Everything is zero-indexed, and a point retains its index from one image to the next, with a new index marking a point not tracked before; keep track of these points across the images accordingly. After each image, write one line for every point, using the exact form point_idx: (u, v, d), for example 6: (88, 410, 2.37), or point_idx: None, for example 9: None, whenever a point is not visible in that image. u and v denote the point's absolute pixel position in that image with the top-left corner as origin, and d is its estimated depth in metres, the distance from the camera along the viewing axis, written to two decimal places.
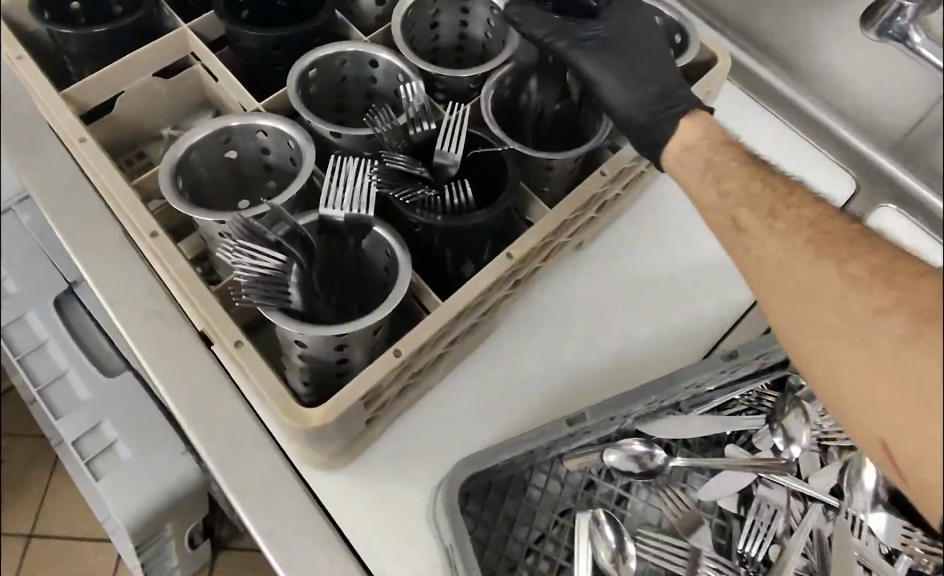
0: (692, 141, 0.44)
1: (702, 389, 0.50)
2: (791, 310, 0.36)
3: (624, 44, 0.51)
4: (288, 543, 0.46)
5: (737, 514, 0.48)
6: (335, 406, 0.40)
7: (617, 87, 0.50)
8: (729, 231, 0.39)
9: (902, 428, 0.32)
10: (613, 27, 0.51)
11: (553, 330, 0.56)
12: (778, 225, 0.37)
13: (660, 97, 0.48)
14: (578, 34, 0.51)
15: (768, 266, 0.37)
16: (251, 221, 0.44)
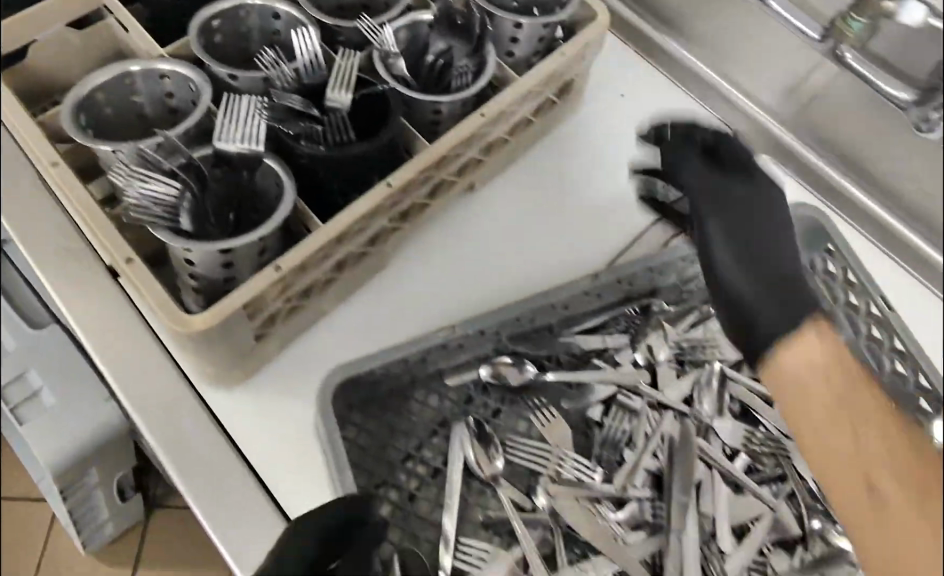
0: (817, 355, 0.41)
1: (571, 311, 0.55)
2: (870, 507, 0.39)
3: (749, 212, 0.52)
4: (186, 453, 0.50)
5: (598, 421, 0.53)
6: (216, 312, 0.42)
7: (739, 296, 0.48)
8: (857, 489, 0.39)
9: None
10: (750, 197, 0.52)
11: (439, 264, 0.62)
12: (916, 503, 0.38)
13: (784, 276, 0.48)
14: (713, 189, 0.52)
15: (871, 471, 0.39)
16: (143, 149, 0.47)
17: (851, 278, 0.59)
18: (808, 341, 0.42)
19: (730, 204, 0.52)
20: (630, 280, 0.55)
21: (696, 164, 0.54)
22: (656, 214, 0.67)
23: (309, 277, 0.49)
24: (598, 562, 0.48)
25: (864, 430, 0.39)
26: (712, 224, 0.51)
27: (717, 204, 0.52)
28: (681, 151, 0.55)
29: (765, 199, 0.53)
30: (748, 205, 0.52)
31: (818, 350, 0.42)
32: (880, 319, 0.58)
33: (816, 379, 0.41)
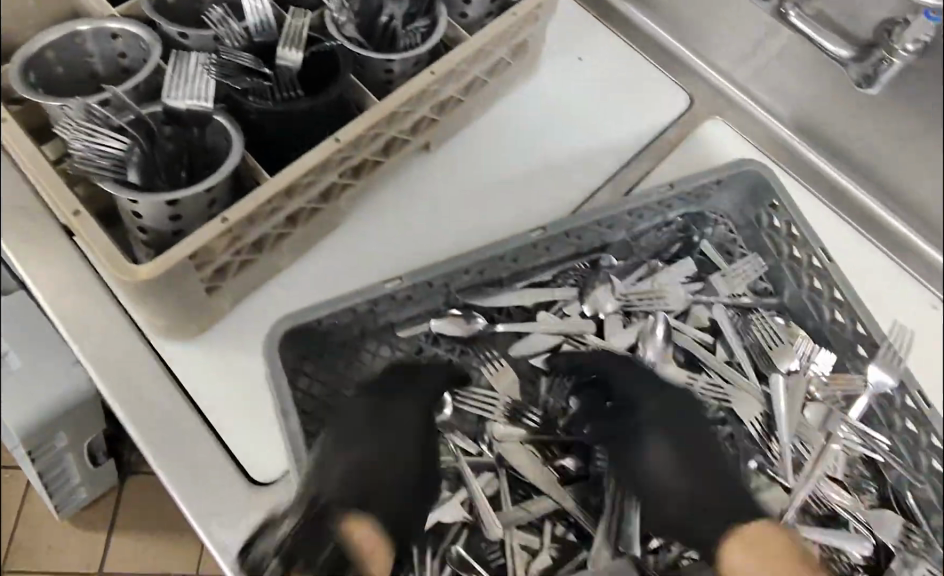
0: (761, 542, 0.52)
1: (521, 266, 0.56)
2: (748, 550, 0.52)
3: (650, 431, 0.57)
4: (142, 407, 0.50)
5: (546, 370, 0.57)
6: (161, 263, 0.43)
7: (677, 494, 0.55)
8: (740, 542, 0.53)
9: None
10: (646, 418, 0.57)
11: (394, 223, 0.63)
12: (771, 549, 0.52)
13: (715, 485, 0.55)
14: (608, 393, 0.56)
15: (750, 566, 0.52)
16: (91, 104, 0.47)
17: (793, 232, 0.59)
18: (759, 534, 0.53)
19: (618, 433, 0.56)
20: (578, 234, 0.56)
21: (566, 380, 0.56)
22: (609, 173, 0.68)
23: (257, 231, 0.50)
24: (541, 500, 0.52)
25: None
26: (651, 445, 0.56)
27: (649, 399, 0.57)
28: (576, 376, 0.56)
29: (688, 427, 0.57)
30: (672, 393, 0.57)
31: (762, 544, 0.52)
32: (820, 269, 0.57)
33: (752, 566, 0.51)
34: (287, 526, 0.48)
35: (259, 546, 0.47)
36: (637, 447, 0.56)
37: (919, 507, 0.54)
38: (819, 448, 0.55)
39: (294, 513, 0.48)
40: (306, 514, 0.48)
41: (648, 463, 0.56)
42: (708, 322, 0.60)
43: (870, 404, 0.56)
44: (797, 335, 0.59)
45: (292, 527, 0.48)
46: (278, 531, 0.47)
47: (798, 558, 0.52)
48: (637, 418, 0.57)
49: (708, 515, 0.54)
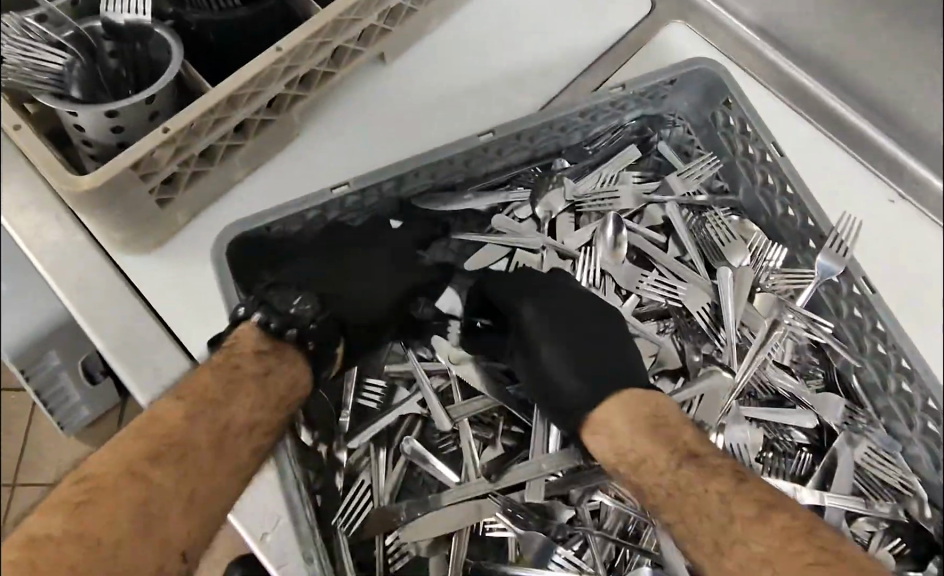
0: (616, 420, 0.51)
1: (473, 172, 0.57)
2: (628, 439, 0.50)
3: (567, 324, 0.55)
4: (103, 314, 0.51)
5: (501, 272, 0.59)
6: (102, 174, 0.45)
7: (569, 390, 0.53)
8: (604, 437, 0.51)
9: (697, 520, 0.47)
10: (561, 310, 0.55)
11: (348, 132, 0.61)
12: (651, 430, 0.50)
13: (614, 377, 0.53)
14: (527, 286, 0.56)
15: (632, 454, 0.50)
16: (27, 20, 0.47)
17: (747, 128, 0.57)
18: (631, 405, 0.51)
19: (533, 326, 0.55)
20: (531, 136, 0.56)
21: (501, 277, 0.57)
22: (568, 80, 0.65)
23: (204, 141, 0.50)
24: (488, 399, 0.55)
25: (625, 454, 0.50)
26: (539, 343, 0.55)
27: (543, 301, 0.55)
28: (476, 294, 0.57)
29: (590, 320, 0.55)
30: (565, 296, 0.56)
31: (610, 430, 0.51)
32: (773, 165, 0.56)
33: (623, 431, 0.50)
34: (293, 312, 0.51)
35: (276, 294, 0.51)
36: (528, 348, 0.55)
37: (863, 390, 0.56)
38: (763, 334, 0.57)
39: (308, 305, 0.52)
40: (313, 312, 0.52)
41: (536, 363, 0.54)
42: (661, 222, 0.61)
43: (817, 291, 0.57)
44: (751, 230, 0.60)
45: (299, 309, 0.51)
46: (290, 304, 0.51)
47: (658, 431, 0.50)
48: (525, 318, 0.55)
49: (586, 407, 0.52)
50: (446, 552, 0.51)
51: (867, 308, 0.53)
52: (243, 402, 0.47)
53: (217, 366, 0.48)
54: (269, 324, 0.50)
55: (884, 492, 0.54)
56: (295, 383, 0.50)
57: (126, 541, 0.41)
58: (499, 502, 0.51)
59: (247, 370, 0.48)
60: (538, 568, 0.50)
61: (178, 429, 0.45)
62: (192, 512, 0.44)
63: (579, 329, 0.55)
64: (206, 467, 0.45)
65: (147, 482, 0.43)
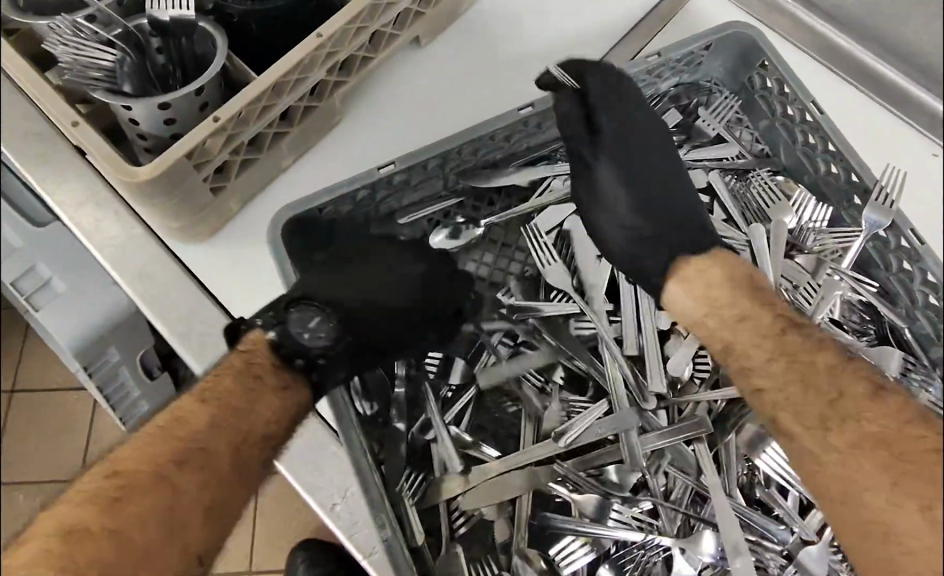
0: (712, 279, 0.52)
1: (517, 147, 0.57)
2: (723, 304, 0.51)
3: (634, 158, 0.57)
4: (166, 301, 0.54)
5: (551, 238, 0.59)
6: (160, 163, 0.46)
7: (634, 234, 0.56)
8: (699, 311, 0.52)
9: (805, 393, 0.47)
10: (634, 143, 0.57)
11: (387, 117, 0.62)
12: (750, 299, 0.50)
13: (682, 221, 0.55)
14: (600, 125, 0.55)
15: (730, 322, 0.50)
16: (79, 21, 0.49)
17: (784, 89, 0.57)
18: (722, 265, 0.52)
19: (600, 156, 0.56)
20: None
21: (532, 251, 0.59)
22: (601, 55, 0.65)
23: (251, 129, 0.52)
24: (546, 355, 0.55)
25: (722, 309, 0.51)
26: (614, 195, 0.56)
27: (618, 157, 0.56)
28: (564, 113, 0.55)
29: (654, 158, 0.57)
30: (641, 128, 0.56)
31: (699, 274, 0.52)
32: (814, 124, 0.56)
33: (718, 284, 0.51)
34: (307, 339, 0.51)
35: (295, 313, 0.50)
36: (594, 200, 0.57)
37: (916, 341, 0.55)
38: (821, 291, 0.57)
39: (323, 332, 0.51)
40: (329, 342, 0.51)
41: (611, 213, 0.56)
42: (704, 185, 0.62)
43: (864, 247, 0.57)
44: (792, 188, 0.60)
45: (315, 334, 0.51)
46: (306, 326, 0.51)
47: (740, 282, 0.52)
48: (604, 172, 0.56)
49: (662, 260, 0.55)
50: (510, 513, 0.51)
51: (917, 260, 0.53)
52: (263, 412, 0.48)
53: (238, 373, 0.48)
54: (279, 345, 0.50)
55: None
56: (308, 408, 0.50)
57: (158, 542, 0.43)
58: (564, 470, 0.51)
59: (266, 381, 0.49)
60: (598, 523, 0.50)
61: (200, 433, 0.45)
62: (208, 521, 0.45)
63: (655, 180, 0.57)
64: (227, 475, 0.46)
65: (175, 489, 0.44)
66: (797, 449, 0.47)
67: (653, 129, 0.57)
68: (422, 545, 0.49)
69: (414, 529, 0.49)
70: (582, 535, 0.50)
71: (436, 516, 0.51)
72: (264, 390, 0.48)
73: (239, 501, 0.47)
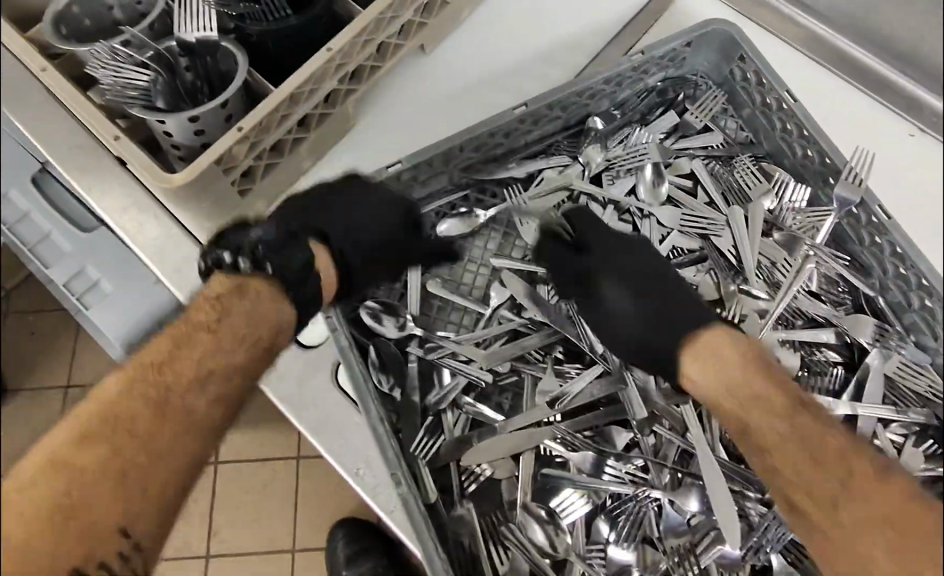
0: (726, 356, 0.54)
1: (519, 146, 0.63)
2: (735, 385, 0.53)
3: (627, 266, 0.61)
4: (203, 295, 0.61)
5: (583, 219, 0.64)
6: (192, 170, 0.52)
7: (634, 329, 0.59)
8: (714, 391, 0.54)
9: (810, 471, 0.50)
10: (629, 257, 0.61)
11: (398, 117, 0.68)
12: (760, 377, 0.53)
13: (671, 311, 0.58)
14: (588, 236, 0.62)
15: (743, 400, 0.53)
16: (116, 46, 0.54)
17: (762, 80, 0.62)
18: (701, 348, 0.56)
19: (596, 267, 0.61)
20: (563, 104, 0.61)
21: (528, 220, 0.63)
22: (595, 54, 0.70)
23: (270, 137, 0.57)
24: (545, 331, 0.60)
25: (738, 385, 0.53)
26: (620, 306, 0.60)
27: (614, 266, 0.61)
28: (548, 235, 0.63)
29: (653, 265, 0.61)
30: (632, 248, 0.62)
31: (710, 351, 0.55)
32: (790, 112, 0.61)
33: (733, 365, 0.54)
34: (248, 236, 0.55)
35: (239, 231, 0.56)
36: (607, 313, 0.60)
37: (890, 309, 0.59)
38: (796, 267, 0.61)
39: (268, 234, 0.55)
40: (275, 238, 0.56)
41: (619, 314, 0.60)
42: (687, 172, 0.65)
43: (838, 223, 0.61)
44: (774, 170, 0.64)
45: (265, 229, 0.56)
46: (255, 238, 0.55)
47: (752, 366, 0.54)
48: (608, 284, 0.61)
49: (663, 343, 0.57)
50: (515, 472, 0.56)
51: (885, 234, 0.57)
52: (197, 352, 0.50)
53: (175, 334, 0.50)
54: (236, 264, 0.55)
55: (915, 402, 0.57)
56: (258, 317, 0.53)
57: (76, 501, 0.44)
58: (558, 431, 0.56)
59: (206, 324, 0.51)
60: (595, 479, 0.56)
61: (124, 400, 0.47)
62: (127, 485, 0.46)
63: (647, 275, 0.60)
64: (145, 435, 0.47)
65: (79, 456, 0.44)
66: (802, 525, 0.51)
67: (621, 240, 0.62)
68: (436, 501, 0.54)
69: (429, 487, 0.54)
70: (579, 488, 0.56)
71: (448, 476, 0.56)
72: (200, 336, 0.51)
73: (177, 456, 0.49)
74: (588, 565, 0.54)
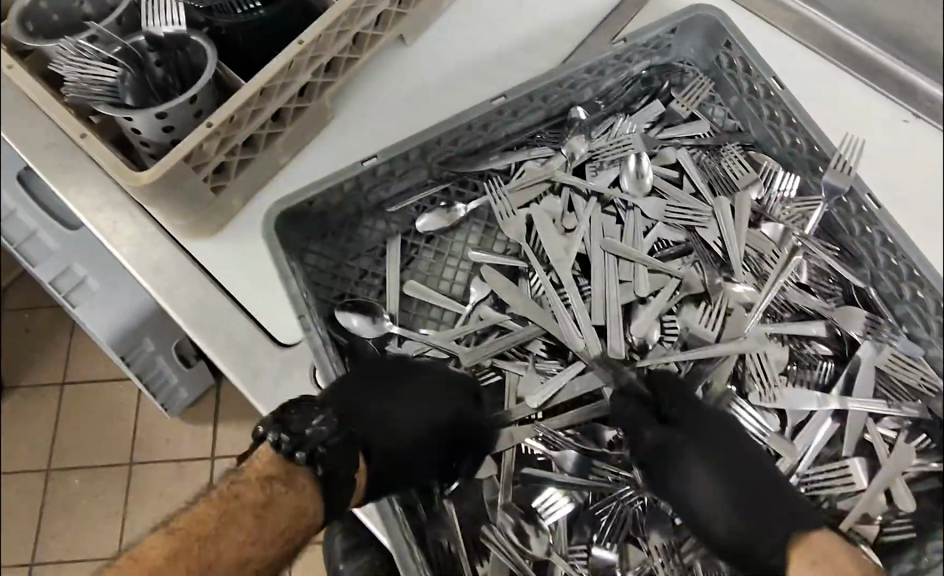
0: (825, 552, 0.47)
1: (500, 138, 0.62)
2: None
3: (710, 442, 0.53)
4: (175, 290, 0.59)
5: (567, 210, 0.62)
6: (160, 168, 0.51)
7: (721, 520, 0.51)
8: None
9: None
10: (712, 434, 0.53)
11: (377, 109, 0.67)
12: None
13: (762, 493, 0.51)
14: (664, 404, 0.54)
15: None
16: (81, 41, 0.53)
17: (749, 67, 0.60)
18: (807, 549, 0.48)
19: (674, 438, 0.53)
20: (544, 95, 0.60)
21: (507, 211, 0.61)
22: (579, 41, 0.68)
23: (242, 132, 0.56)
24: (528, 327, 0.58)
25: None
26: (712, 504, 0.51)
27: (695, 443, 0.53)
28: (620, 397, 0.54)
29: (738, 442, 0.53)
30: (712, 419, 0.54)
31: (822, 555, 0.47)
32: (778, 99, 0.59)
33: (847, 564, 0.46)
34: (309, 432, 0.47)
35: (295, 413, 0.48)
36: (693, 510, 0.51)
37: (882, 300, 0.57)
38: (784, 258, 0.59)
39: (324, 425, 0.48)
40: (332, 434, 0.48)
41: (703, 500, 0.52)
42: (673, 162, 0.64)
43: (828, 212, 0.59)
44: (762, 158, 0.62)
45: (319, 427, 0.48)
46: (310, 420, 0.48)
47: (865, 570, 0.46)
48: (689, 456, 0.53)
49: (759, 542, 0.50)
50: (497, 472, 0.55)
51: (876, 224, 0.55)
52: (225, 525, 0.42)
53: (221, 510, 0.43)
54: (279, 444, 0.46)
55: (907, 394, 0.55)
56: (302, 511, 0.45)
57: None
58: (541, 430, 0.55)
59: (250, 498, 0.44)
60: (578, 478, 0.54)
61: None
62: None
63: (750, 477, 0.52)
64: None
65: None
66: None
67: (721, 426, 0.54)
68: (415, 502, 0.54)
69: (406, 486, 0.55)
70: (561, 488, 0.54)
71: None
72: (237, 511, 0.43)
73: None
74: (570, 566, 0.52)
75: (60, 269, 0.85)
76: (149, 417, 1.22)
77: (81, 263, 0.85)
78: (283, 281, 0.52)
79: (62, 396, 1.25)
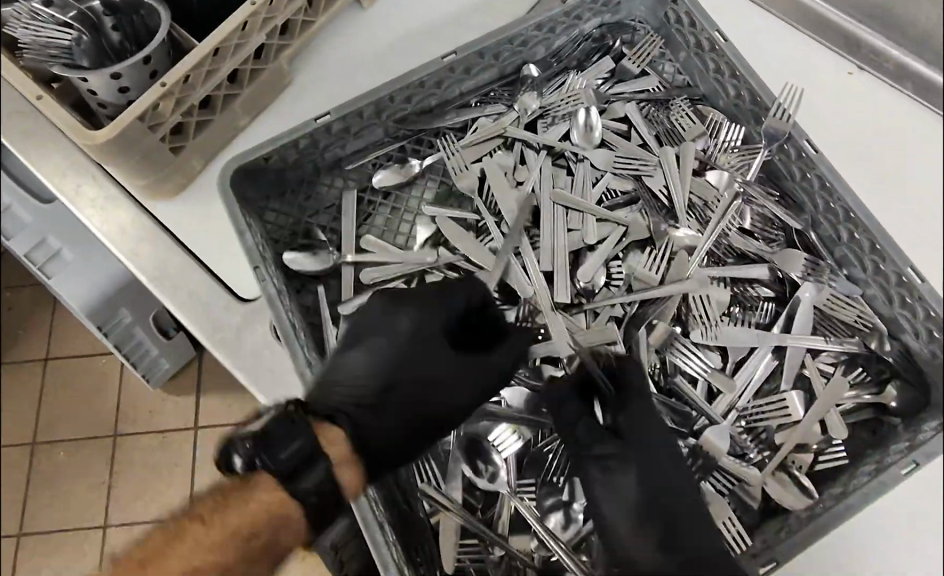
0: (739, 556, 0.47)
1: (453, 96, 0.64)
2: None
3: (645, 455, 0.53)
4: (138, 252, 0.61)
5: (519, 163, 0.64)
6: (116, 126, 0.53)
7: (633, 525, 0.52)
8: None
9: None
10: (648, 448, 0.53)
11: (334, 69, 0.68)
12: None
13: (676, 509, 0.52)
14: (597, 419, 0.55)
15: None
16: (35, 7, 0.56)
17: (693, 21, 0.62)
18: None
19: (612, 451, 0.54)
20: (495, 53, 0.62)
21: (461, 164, 0.63)
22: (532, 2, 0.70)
23: (197, 92, 0.58)
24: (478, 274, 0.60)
25: None
26: (624, 507, 0.52)
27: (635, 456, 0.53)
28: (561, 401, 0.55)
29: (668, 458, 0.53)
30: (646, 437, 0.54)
31: None
32: (721, 51, 0.60)
33: None
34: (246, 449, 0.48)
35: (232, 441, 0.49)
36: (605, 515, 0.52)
37: (821, 242, 0.59)
38: (725, 202, 0.61)
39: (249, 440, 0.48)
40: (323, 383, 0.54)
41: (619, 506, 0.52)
42: (621, 117, 0.66)
43: (770, 159, 0.61)
44: (708, 111, 0.65)
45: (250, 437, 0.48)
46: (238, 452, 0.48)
47: None
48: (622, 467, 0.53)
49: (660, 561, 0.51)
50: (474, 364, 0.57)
51: (814, 168, 0.57)
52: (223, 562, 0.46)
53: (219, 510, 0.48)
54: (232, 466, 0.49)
55: (845, 331, 0.57)
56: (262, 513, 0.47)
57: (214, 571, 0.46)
58: None
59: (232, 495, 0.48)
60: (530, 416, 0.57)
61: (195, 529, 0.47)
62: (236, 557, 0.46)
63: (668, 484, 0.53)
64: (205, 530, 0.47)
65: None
66: None
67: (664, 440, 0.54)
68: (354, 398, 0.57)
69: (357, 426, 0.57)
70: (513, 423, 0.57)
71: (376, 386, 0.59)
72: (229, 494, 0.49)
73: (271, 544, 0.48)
74: (520, 499, 0.54)
75: (36, 242, 0.87)
76: (133, 390, 1.24)
77: (55, 236, 0.87)
78: (238, 234, 0.54)
79: (45, 372, 1.27)
